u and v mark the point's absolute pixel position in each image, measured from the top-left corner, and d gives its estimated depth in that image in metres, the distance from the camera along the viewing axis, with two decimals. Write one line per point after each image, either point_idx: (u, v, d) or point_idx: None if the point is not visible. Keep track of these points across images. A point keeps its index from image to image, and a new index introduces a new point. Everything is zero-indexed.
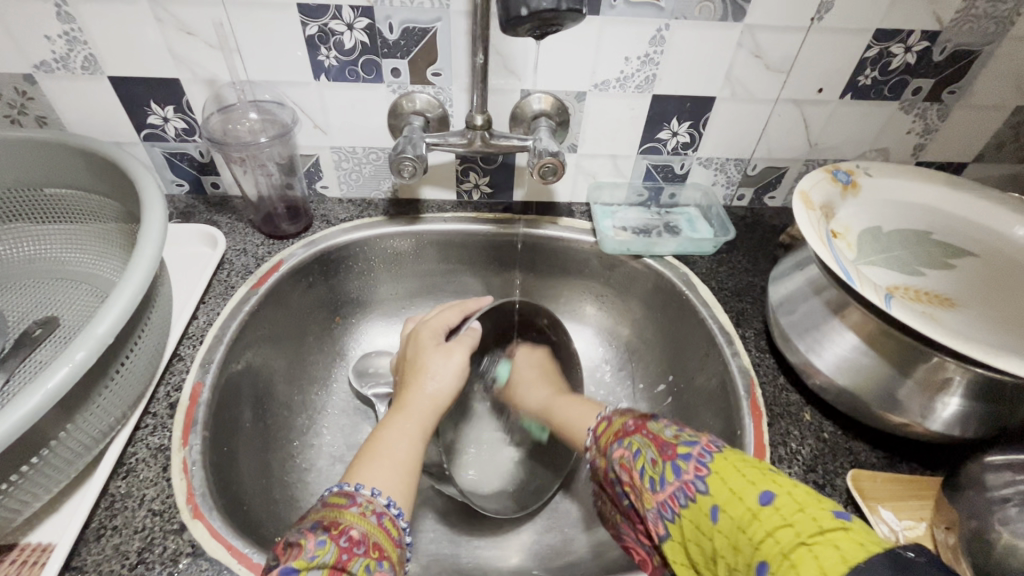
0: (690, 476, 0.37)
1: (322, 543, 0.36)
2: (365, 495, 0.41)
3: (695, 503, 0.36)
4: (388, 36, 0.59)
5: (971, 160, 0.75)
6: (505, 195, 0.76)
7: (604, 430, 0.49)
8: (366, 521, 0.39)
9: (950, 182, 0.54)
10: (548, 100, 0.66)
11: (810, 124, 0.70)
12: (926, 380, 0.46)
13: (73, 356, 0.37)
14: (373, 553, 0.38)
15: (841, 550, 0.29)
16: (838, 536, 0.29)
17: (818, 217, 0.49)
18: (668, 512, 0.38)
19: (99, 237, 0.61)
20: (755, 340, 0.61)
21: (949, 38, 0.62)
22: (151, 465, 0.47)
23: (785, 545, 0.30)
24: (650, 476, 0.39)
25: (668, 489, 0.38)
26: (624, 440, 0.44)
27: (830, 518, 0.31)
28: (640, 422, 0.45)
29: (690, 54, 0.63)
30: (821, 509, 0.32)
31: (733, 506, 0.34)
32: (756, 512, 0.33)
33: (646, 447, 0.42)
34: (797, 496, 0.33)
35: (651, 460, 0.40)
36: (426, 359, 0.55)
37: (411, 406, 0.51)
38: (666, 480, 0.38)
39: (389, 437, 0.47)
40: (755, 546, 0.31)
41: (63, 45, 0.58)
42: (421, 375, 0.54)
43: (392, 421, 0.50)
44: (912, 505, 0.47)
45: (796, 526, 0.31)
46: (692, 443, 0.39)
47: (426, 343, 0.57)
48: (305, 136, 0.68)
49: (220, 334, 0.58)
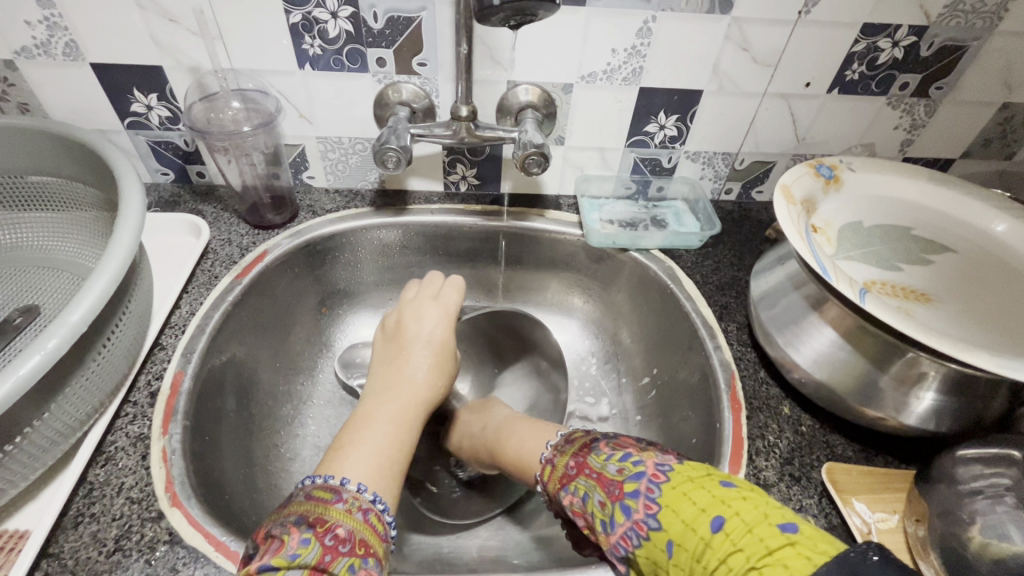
0: (640, 515, 0.38)
1: (305, 542, 0.36)
2: (350, 491, 0.41)
3: (648, 542, 0.37)
4: (373, 25, 0.59)
5: (958, 156, 0.75)
6: (492, 187, 0.76)
7: (550, 473, 0.48)
8: (352, 518, 0.39)
9: (933, 178, 0.55)
10: (535, 92, 0.66)
11: (797, 118, 0.70)
12: (902, 375, 0.46)
13: (46, 344, 0.37)
14: (358, 551, 0.38)
15: (790, 569, 0.31)
16: (787, 556, 0.31)
17: (799, 212, 0.49)
18: (622, 551, 0.39)
19: (80, 224, 0.60)
20: (737, 334, 0.62)
21: (936, 33, 0.62)
22: (131, 453, 0.47)
23: (737, 571, 0.32)
24: (601, 519, 0.41)
25: (619, 530, 0.39)
26: (570, 486, 0.45)
27: (777, 536, 0.33)
28: (582, 460, 0.45)
29: (677, 47, 0.62)
30: (767, 526, 0.34)
31: (685, 538, 0.35)
32: (708, 541, 0.34)
33: (593, 489, 0.42)
34: (744, 516, 0.35)
35: (599, 503, 0.41)
36: (423, 345, 0.56)
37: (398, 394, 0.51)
38: (616, 521, 0.39)
39: (375, 427, 0.47)
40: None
41: (43, 31, 0.58)
42: (415, 360, 0.54)
43: (377, 410, 0.49)
44: (885, 497, 0.47)
45: (746, 551, 0.33)
46: (638, 476, 0.40)
47: (411, 329, 0.57)
48: (290, 126, 0.68)
49: (203, 324, 0.58)
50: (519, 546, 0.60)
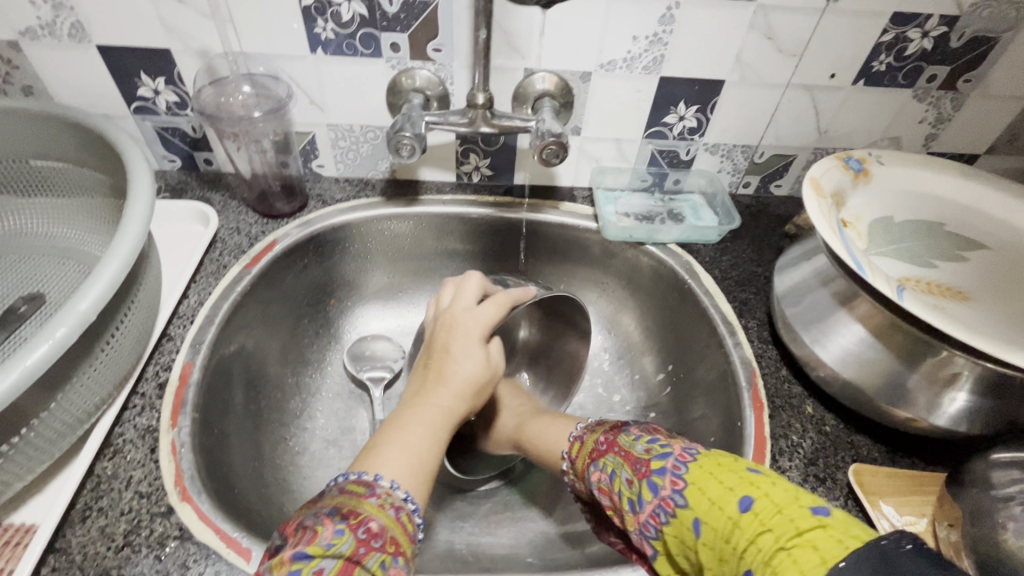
0: (668, 492, 0.38)
1: (341, 533, 0.36)
2: (384, 487, 0.40)
3: (675, 519, 0.37)
4: (388, 8, 0.57)
5: (983, 152, 0.73)
6: (506, 178, 0.75)
7: (578, 451, 0.48)
8: (385, 514, 0.38)
9: (964, 171, 0.52)
10: (552, 80, 0.64)
11: (820, 111, 0.68)
12: (933, 375, 0.45)
13: (54, 333, 0.36)
14: (389, 548, 0.37)
15: (820, 551, 0.30)
16: (817, 537, 0.31)
17: (829, 205, 0.48)
18: (651, 531, 0.38)
19: (86, 211, 0.59)
20: (758, 330, 0.60)
21: (968, 24, 0.60)
22: (139, 446, 0.46)
23: (766, 552, 0.32)
24: (629, 497, 0.40)
25: (647, 509, 0.38)
26: (598, 462, 0.44)
27: (807, 517, 0.32)
28: (613, 438, 0.45)
29: (700, 35, 0.60)
30: (798, 508, 0.33)
31: (710, 516, 0.35)
32: (737, 521, 0.34)
33: (621, 467, 0.42)
34: (773, 497, 0.34)
35: (626, 481, 0.41)
36: (466, 354, 0.53)
37: (438, 396, 0.49)
38: (644, 500, 0.39)
39: (410, 427, 0.46)
40: (740, 558, 0.33)
41: (48, 11, 0.56)
42: (455, 368, 0.52)
43: (415, 410, 0.48)
44: (914, 500, 0.46)
45: (776, 531, 0.32)
46: (665, 456, 0.40)
47: (461, 327, 0.55)
48: (300, 113, 0.66)
49: (212, 314, 0.56)
50: (533, 544, 0.59)
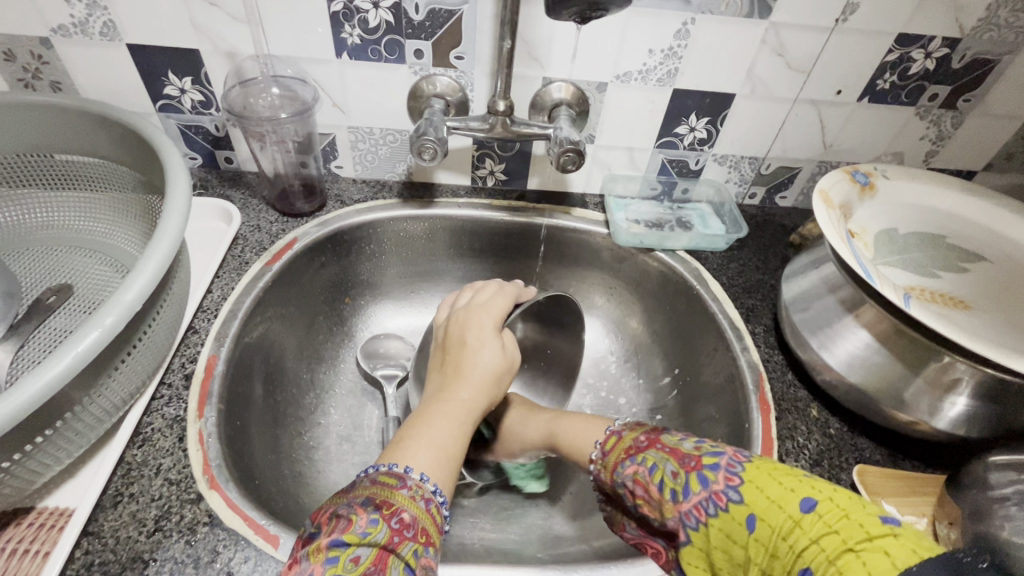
0: (721, 485, 0.38)
1: (375, 522, 0.37)
2: (414, 479, 0.41)
3: (727, 513, 0.37)
4: (414, 16, 0.59)
5: (980, 169, 0.76)
6: (519, 183, 0.76)
7: (613, 445, 0.48)
8: (415, 505, 0.39)
9: (965, 186, 0.55)
10: (569, 89, 0.66)
11: (826, 125, 0.70)
12: (935, 380, 0.47)
13: (103, 321, 0.38)
14: (420, 539, 0.38)
15: (892, 556, 0.30)
16: (888, 543, 0.31)
17: (837, 216, 0.50)
18: (692, 521, 0.39)
19: (114, 206, 0.60)
20: (764, 336, 0.62)
21: (969, 46, 0.63)
22: (167, 434, 0.47)
23: (831, 552, 0.32)
24: (673, 487, 0.40)
25: (693, 499, 0.39)
26: (636, 457, 0.45)
27: (880, 525, 0.32)
28: (655, 436, 0.46)
29: (714, 50, 0.63)
30: (867, 514, 0.33)
31: (769, 513, 0.36)
32: (798, 520, 0.34)
33: (665, 460, 0.42)
34: (836, 501, 0.35)
35: (671, 472, 0.41)
36: (482, 345, 0.55)
37: (461, 391, 0.51)
38: (691, 490, 0.39)
39: (435, 421, 0.47)
40: (797, 556, 0.33)
41: (82, 9, 0.57)
42: (473, 359, 0.53)
43: (439, 403, 0.50)
44: (915, 500, 0.48)
45: (844, 534, 0.32)
46: (718, 453, 0.41)
47: (475, 325, 0.56)
48: (324, 115, 0.68)
49: (235, 308, 0.58)
50: (543, 540, 0.60)
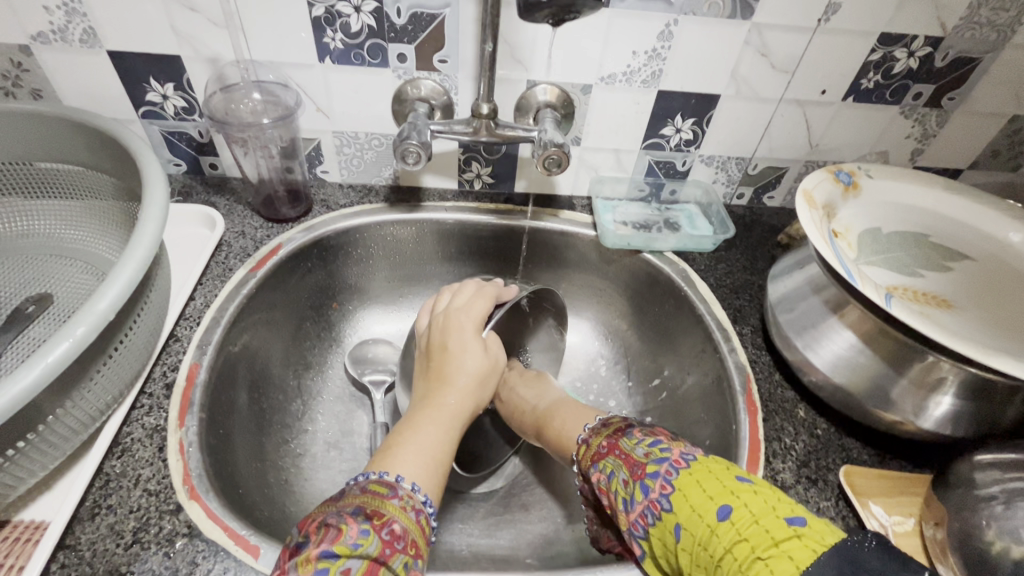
0: (656, 494, 0.39)
1: (365, 533, 0.36)
2: (405, 489, 0.41)
3: (661, 522, 0.38)
4: (396, 20, 0.59)
5: (966, 167, 0.76)
6: (506, 186, 0.76)
7: (580, 454, 0.49)
8: (406, 516, 0.39)
9: (947, 185, 0.55)
10: (553, 91, 0.66)
11: (812, 126, 0.71)
12: (920, 379, 0.47)
13: (73, 332, 0.37)
14: (410, 551, 0.38)
15: (793, 560, 0.31)
16: (792, 547, 0.31)
17: (820, 216, 0.50)
18: (639, 530, 0.40)
19: (96, 214, 0.59)
20: (752, 336, 0.62)
21: (952, 44, 0.63)
22: (147, 444, 0.46)
23: (741, 559, 0.32)
24: (622, 497, 0.41)
25: (636, 509, 0.40)
26: (598, 464, 0.46)
27: (784, 527, 0.33)
28: (614, 442, 0.46)
29: (697, 51, 0.63)
30: (774, 517, 0.33)
31: (692, 521, 0.36)
32: (715, 529, 0.35)
33: (619, 468, 0.43)
34: (751, 507, 0.34)
35: (622, 481, 0.42)
36: (464, 348, 0.54)
37: (447, 397, 0.50)
38: (635, 500, 0.40)
39: (423, 428, 0.47)
40: (716, 564, 0.34)
41: (61, 16, 0.57)
42: (458, 365, 0.53)
43: (426, 411, 0.49)
44: (902, 501, 0.48)
45: (750, 541, 0.33)
46: (661, 459, 0.41)
47: (456, 327, 0.55)
48: (308, 120, 0.67)
49: (218, 316, 0.57)
50: (532, 545, 0.59)
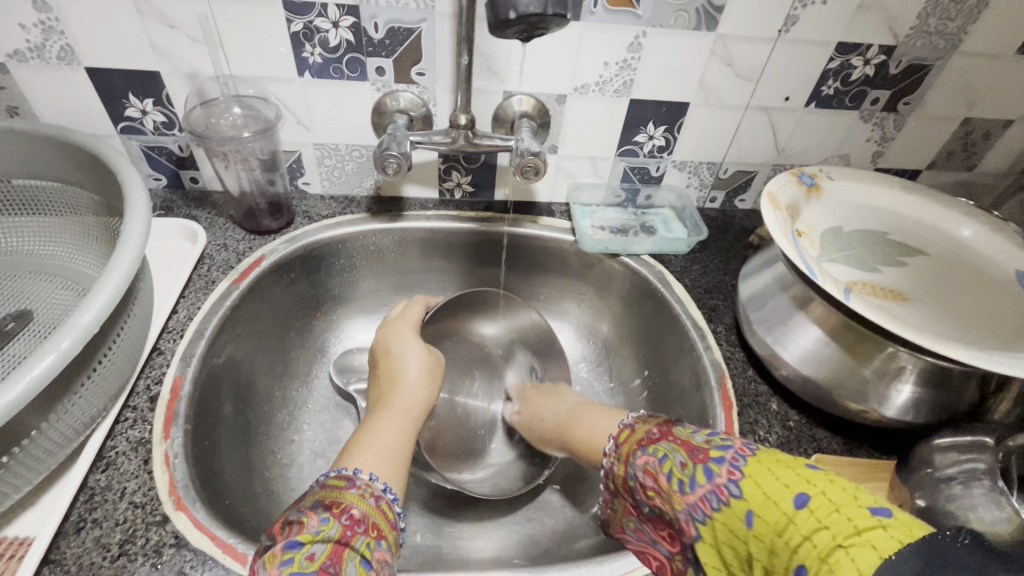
0: (723, 480, 0.38)
1: (326, 520, 0.37)
2: (363, 479, 0.42)
3: (729, 507, 0.37)
4: (373, 35, 0.60)
5: (924, 167, 0.80)
6: (486, 195, 0.78)
7: (625, 437, 0.48)
8: (365, 502, 0.40)
9: (904, 185, 0.59)
10: (529, 102, 0.68)
11: (778, 131, 0.74)
12: (883, 369, 0.49)
13: (58, 344, 0.37)
14: (372, 533, 0.39)
15: (878, 549, 0.30)
16: (875, 536, 0.30)
17: (784, 217, 0.52)
18: (699, 514, 0.38)
19: (76, 229, 0.60)
20: (726, 334, 0.64)
21: (904, 52, 0.67)
22: (132, 458, 0.46)
23: (822, 547, 0.31)
24: (679, 479, 0.40)
25: (699, 491, 0.39)
26: (647, 448, 0.44)
27: (867, 517, 0.32)
28: (667, 429, 0.45)
29: (666, 61, 0.65)
30: (856, 507, 0.32)
31: (767, 509, 0.35)
32: (792, 517, 0.33)
33: (674, 452, 0.42)
34: (832, 496, 0.33)
35: (679, 463, 0.41)
36: (405, 349, 0.59)
37: (398, 397, 0.53)
38: (697, 482, 0.39)
39: (380, 426, 0.49)
40: (793, 551, 0.32)
41: (38, 34, 0.57)
42: (403, 366, 0.57)
43: (380, 413, 0.52)
44: (870, 487, 0.50)
45: (833, 529, 0.32)
46: (725, 446, 0.40)
47: (394, 334, 0.61)
48: (288, 132, 0.68)
49: (201, 328, 0.57)
50: (519, 546, 0.60)
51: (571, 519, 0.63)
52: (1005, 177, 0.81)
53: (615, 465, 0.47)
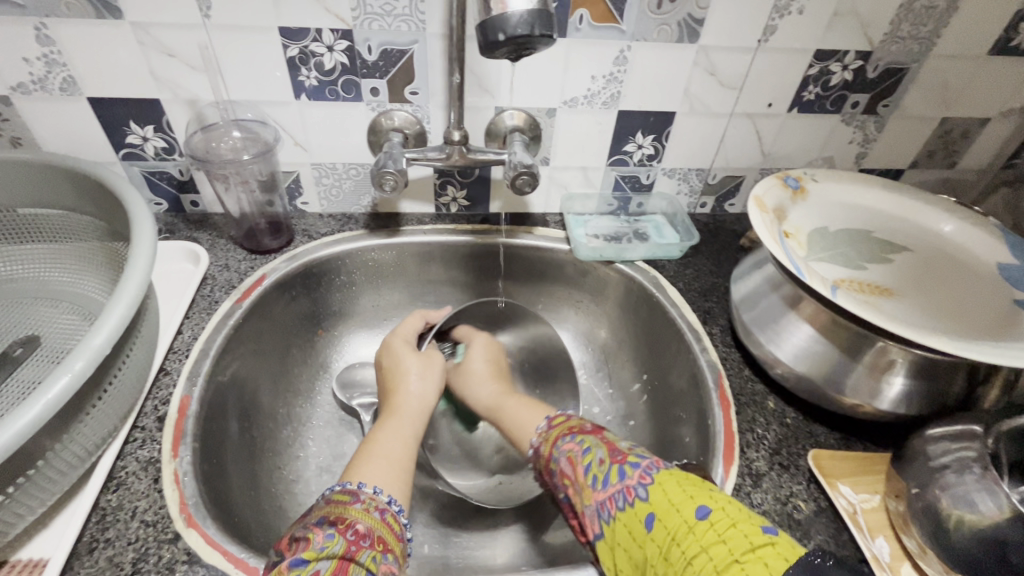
0: (633, 482, 0.40)
1: (331, 536, 0.38)
2: (367, 493, 0.43)
3: (632, 508, 0.39)
4: (367, 57, 0.62)
5: (907, 167, 0.82)
6: (481, 208, 0.79)
7: (559, 423, 0.52)
8: (370, 516, 0.41)
9: (886, 184, 0.60)
10: (520, 116, 0.70)
11: (762, 136, 0.76)
12: (874, 363, 0.50)
13: (72, 366, 0.38)
14: (378, 546, 0.39)
15: (768, 566, 0.31)
16: (768, 554, 0.32)
17: (771, 220, 0.54)
18: (605, 512, 0.41)
19: (81, 256, 0.61)
20: (721, 336, 0.65)
21: (880, 57, 0.69)
22: (142, 477, 0.47)
23: (718, 561, 0.33)
24: (595, 474, 0.43)
25: (609, 490, 0.41)
26: (576, 437, 0.48)
27: (761, 535, 0.34)
28: (597, 428, 0.49)
29: (651, 72, 0.67)
30: (751, 525, 0.35)
31: (666, 516, 0.37)
32: (692, 526, 0.35)
33: (597, 448, 0.45)
34: (730, 512, 0.36)
35: (598, 459, 0.44)
36: (404, 359, 0.61)
37: (402, 409, 0.54)
38: (609, 481, 0.42)
39: (385, 436, 0.50)
40: (686, 563, 0.34)
41: (41, 67, 0.59)
42: (404, 375, 0.59)
43: (387, 423, 0.53)
44: (867, 479, 0.51)
45: (729, 543, 0.33)
46: (643, 455, 0.43)
47: (394, 347, 0.62)
48: (286, 154, 0.70)
49: (206, 348, 0.58)
50: (526, 553, 0.61)
51: None
52: (985, 174, 0.83)
53: (542, 446, 0.51)
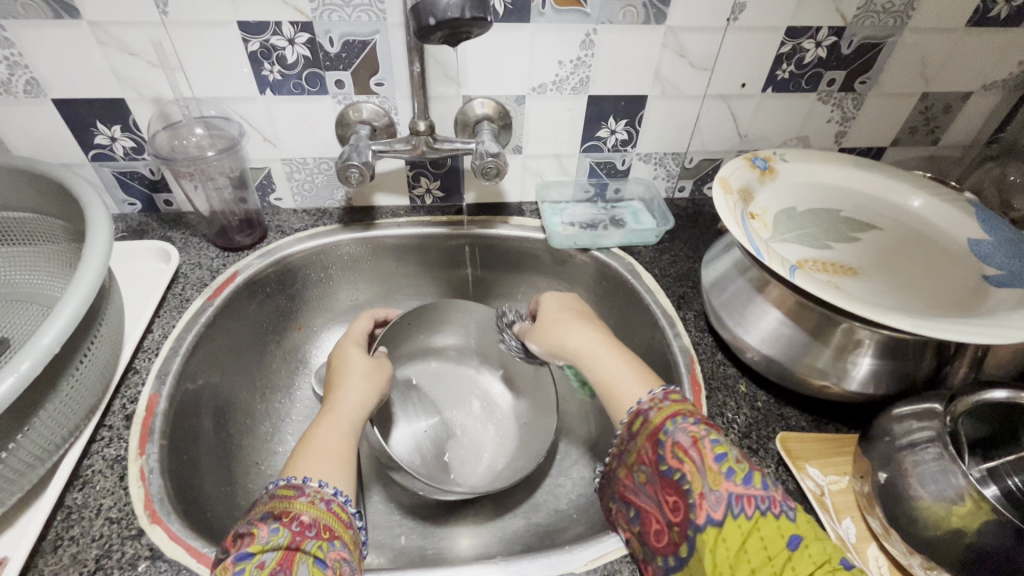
0: (779, 498, 0.39)
1: (275, 530, 0.38)
2: (312, 486, 0.42)
3: (775, 520, 0.37)
4: (329, 49, 0.62)
5: (889, 145, 0.81)
6: (456, 199, 0.79)
7: (677, 398, 0.46)
8: (316, 507, 0.41)
9: (857, 163, 0.59)
10: (490, 104, 0.69)
11: (738, 117, 0.75)
12: (841, 344, 0.50)
13: (19, 366, 0.38)
14: (324, 535, 0.39)
15: None
16: None
17: (735, 200, 0.53)
18: (739, 507, 0.38)
19: (51, 257, 0.61)
20: (695, 321, 0.65)
21: (855, 32, 0.67)
22: (108, 475, 0.47)
23: None
24: (735, 467, 0.40)
25: (751, 489, 0.39)
26: (702, 423, 0.44)
27: None
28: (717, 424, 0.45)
29: (619, 55, 0.66)
30: None
31: (815, 544, 0.36)
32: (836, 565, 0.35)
33: (732, 444, 0.42)
34: None
35: (736, 456, 0.41)
36: (348, 355, 0.61)
37: (342, 402, 0.54)
38: (753, 482, 0.39)
39: (322, 429, 0.49)
40: None
41: (3, 69, 0.59)
42: (346, 370, 0.59)
43: (326, 416, 0.52)
44: (836, 461, 0.51)
45: None
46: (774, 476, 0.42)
47: (344, 345, 0.62)
48: (255, 150, 0.70)
49: (176, 346, 0.59)
50: (502, 542, 0.61)
51: (554, 512, 0.64)
52: (971, 149, 0.81)
53: (652, 412, 0.45)
